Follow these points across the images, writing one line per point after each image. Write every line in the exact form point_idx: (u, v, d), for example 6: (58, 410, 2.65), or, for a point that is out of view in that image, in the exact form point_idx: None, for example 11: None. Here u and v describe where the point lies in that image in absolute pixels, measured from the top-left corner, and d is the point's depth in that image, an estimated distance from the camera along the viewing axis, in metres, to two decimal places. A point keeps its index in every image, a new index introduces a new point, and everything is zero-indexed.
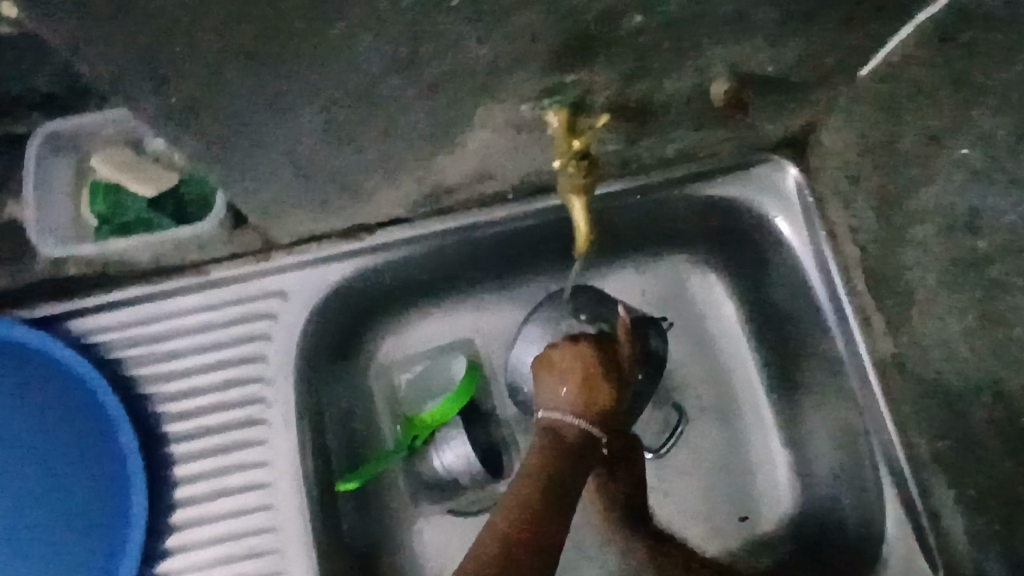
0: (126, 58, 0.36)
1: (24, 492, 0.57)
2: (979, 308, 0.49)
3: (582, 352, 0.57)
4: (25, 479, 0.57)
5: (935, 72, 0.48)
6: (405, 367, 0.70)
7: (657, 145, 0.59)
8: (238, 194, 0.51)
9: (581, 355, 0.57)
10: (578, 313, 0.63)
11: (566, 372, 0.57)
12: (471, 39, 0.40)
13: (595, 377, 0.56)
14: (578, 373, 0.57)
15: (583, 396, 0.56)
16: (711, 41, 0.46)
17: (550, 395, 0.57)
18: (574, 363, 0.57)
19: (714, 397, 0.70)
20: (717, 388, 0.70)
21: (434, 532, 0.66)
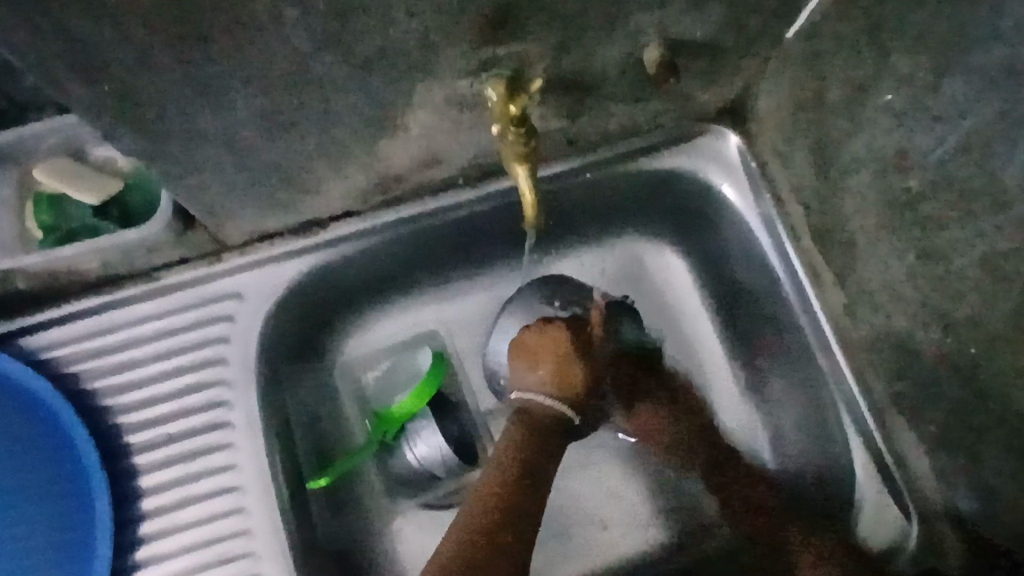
0: (49, 55, 0.36)
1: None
2: (917, 246, 0.50)
3: (552, 337, 0.56)
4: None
5: (852, 24, 0.50)
6: (370, 367, 0.70)
7: (600, 119, 0.60)
8: (182, 194, 0.51)
9: (553, 339, 0.56)
10: (551, 299, 0.64)
11: (539, 354, 0.56)
12: (399, 12, 0.40)
13: (568, 361, 0.55)
14: (550, 356, 0.56)
15: (554, 383, 0.56)
16: (636, 7, 0.47)
17: (526, 383, 0.56)
18: (546, 348, 0.56)
19: (683, 369, 0.71)
20: (685, 359, 0.71)
21: (413, 529, 0.66)
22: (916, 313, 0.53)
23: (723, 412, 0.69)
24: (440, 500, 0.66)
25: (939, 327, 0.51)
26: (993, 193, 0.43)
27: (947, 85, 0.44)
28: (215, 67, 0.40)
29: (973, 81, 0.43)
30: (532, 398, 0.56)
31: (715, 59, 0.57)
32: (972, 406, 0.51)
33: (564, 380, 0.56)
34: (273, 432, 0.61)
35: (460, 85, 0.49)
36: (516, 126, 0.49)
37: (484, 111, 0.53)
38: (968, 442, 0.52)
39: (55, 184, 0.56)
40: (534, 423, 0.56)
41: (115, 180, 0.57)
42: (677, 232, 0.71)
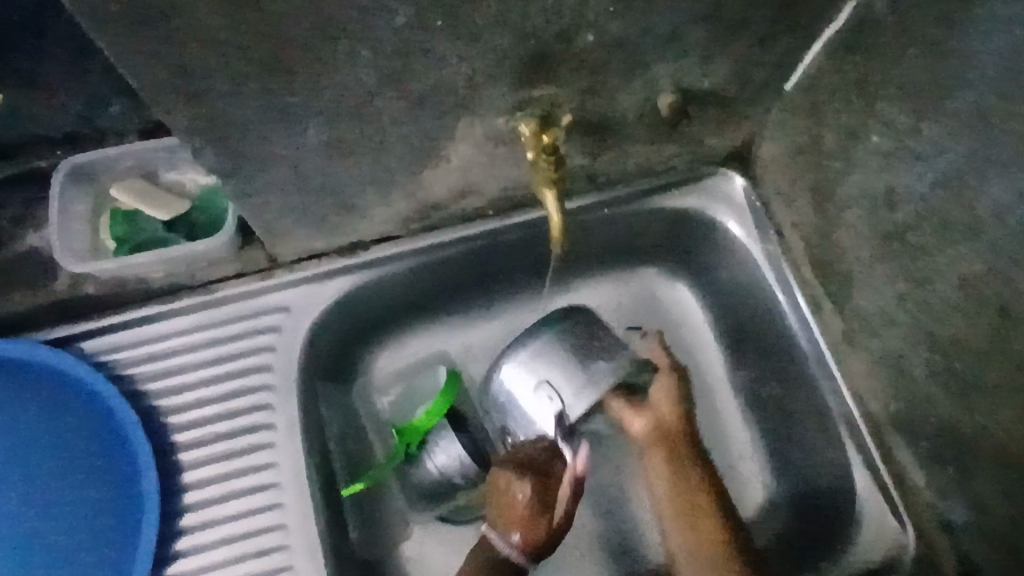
0: (163, 82, 0.43)
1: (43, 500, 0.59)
2: (905, 273, 0.56)
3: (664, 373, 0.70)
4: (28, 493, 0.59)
5: (843, 77, 0.57)
6: (390, 387, 0.75)
7: (618, 159, 0.67)
8: (248, 212, 0.58)
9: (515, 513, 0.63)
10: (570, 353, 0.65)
11: (510, 501, 0.64)
12: (453, 55, 0.48)
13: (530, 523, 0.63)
14: (517, 521, 0.63)
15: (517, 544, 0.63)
16: (653, 60, 0.54)
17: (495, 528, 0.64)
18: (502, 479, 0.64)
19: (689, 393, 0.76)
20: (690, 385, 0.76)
21: (432, 539, 0.70)
22: (908, 335, 0.58)
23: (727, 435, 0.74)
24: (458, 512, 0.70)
25: (929, 347, 0.56)
26: (970, 224, 0.49)
27: (925, 128, 0.51)
28: (295, 97, 0.47)
29: (947, 124, 0.49)
30: (496, 541, 0.63)
31: (722, 108, 0.64)
32: (962, 420, 0.55)
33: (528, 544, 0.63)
34: (310, 437, 0.66)
35: (498, 122, 0.56)
36: (548, 154, 0.56)
37: (516, 146, 0.60)
38: (960, 455, 0.56)
39: (131, 199, 0.62)
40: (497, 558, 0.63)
41: (185, 202, 0.63)
42: (687, 266, 0.77)
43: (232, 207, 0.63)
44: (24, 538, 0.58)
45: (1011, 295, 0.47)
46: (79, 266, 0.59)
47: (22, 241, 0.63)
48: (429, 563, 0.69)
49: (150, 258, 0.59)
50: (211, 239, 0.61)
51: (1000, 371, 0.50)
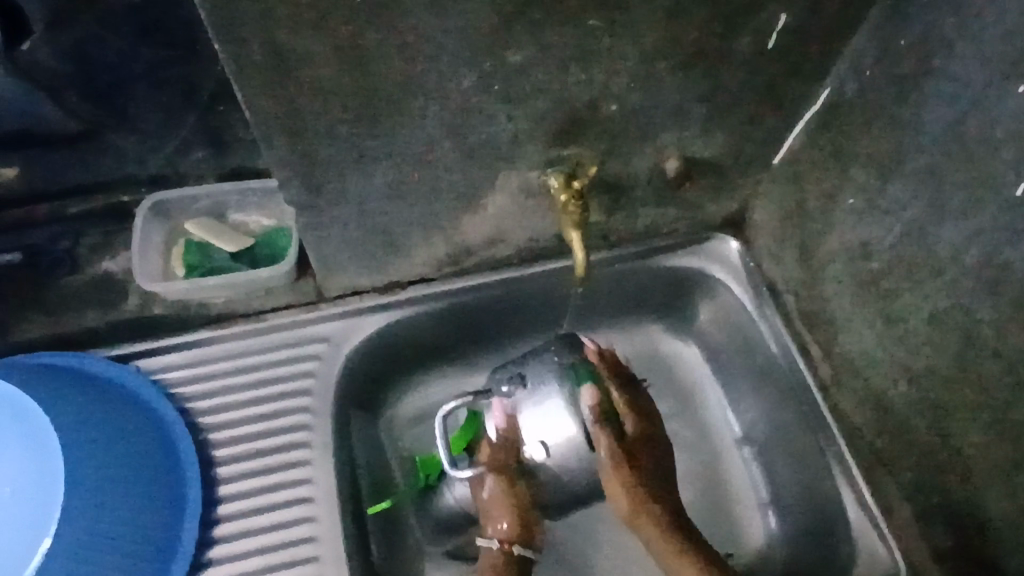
0: (274, 120, 0.52)
1: (107, 485, 0.59)
2: (883, 315, 0.65)
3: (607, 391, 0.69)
4: (85, 483, 0.58)
5: (821, 150, 0.68)
6: (411, 424, 0.79)
7: (628, 220, 0.76)
8: (311, 243, 0.66)
9: (506, 504, 0.68)
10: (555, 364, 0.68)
11: (497, 502, 0.68)
12: (503, 114, 0.58)
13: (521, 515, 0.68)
14: (510, 513, 0.68)
15: (513, 532, 0.68)
16: (664, 130, 0.65)
17: (493, 525, 0.69)
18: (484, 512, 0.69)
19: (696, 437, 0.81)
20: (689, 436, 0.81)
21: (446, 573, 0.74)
22: (889, 371, 0.66)
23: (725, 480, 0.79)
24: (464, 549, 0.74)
25: (907, 380, 0.64)
26: (934, 265, 0.59)
27: (892, 188, 0.61)
28: (372, 142, 0.56)
29: (909, 184, 0.59)
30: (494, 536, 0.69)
31: (720, 177, 0.74)
32: (942, 447, 0.62)
33: (522, 529, 0.69)
34: (342, 460, 0.70)
35: (531, 175, 0.65)
36: (576, 200, 0.66)
37: (544, 199, 0.69)
38: (942, 482, 0.63)
39: (203, 235, 0.74)
40: (505, 556, 0.68)
41: (249, 239, 0.74)
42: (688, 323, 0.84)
43: (291, 244, 0.74)
44: (82, 527, 0.57)
45: (971, 324, 0.56)
46: (153, 286, 0.70)
47: (101, 265, 0.72)
48: None
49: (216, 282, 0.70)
50: (273, 268, 0.71)
51: (970, 393, 0.58)
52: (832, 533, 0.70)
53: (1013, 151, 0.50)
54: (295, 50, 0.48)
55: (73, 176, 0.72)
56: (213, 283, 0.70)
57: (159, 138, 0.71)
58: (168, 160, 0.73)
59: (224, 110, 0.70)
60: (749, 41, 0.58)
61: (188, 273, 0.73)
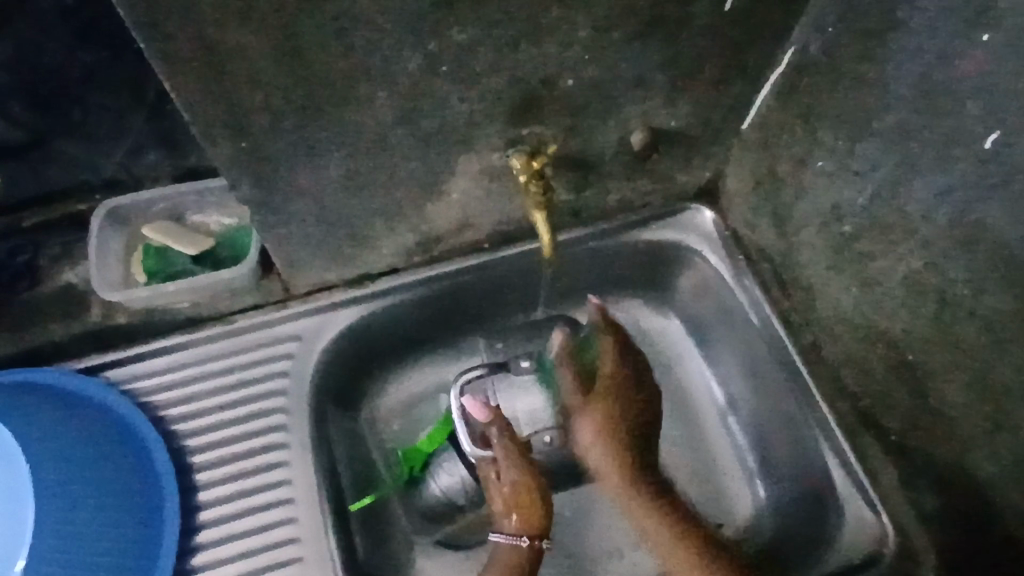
0: (216, 118, 0.51)
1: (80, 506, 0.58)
2: (859, 278, 0.64)
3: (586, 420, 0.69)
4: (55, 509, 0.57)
5: (789, 111, 0.66)
6: (393, 417, 0.78)
7: (599, 195, 0.74)
8: (273, 240, 0.64)
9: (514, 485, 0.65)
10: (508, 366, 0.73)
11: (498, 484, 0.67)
12: (455, 96, 0.56)
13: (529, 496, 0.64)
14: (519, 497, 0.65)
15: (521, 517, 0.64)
16: (625, 103, 0.63)
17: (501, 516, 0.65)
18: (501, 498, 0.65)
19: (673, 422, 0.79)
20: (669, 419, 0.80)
21: (438, 566, 0.72)
22: (868, 334, 0.65)
23: (692, 463, 0.78)
24: (454, 539, 0.73)
25: (886, 343, 0.63)
26: (908, 225, 0.57)
27: (862, 148, 0.59)
28: (323, 133, 0.55)
29: (878, 143, 0.58)
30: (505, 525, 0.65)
31: (689, 146, 0.72)
32: (923, 407, 0.61)
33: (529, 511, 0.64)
34: (321, 458, 0.69)
35: (492, 157, 0.63)
36: (537, 180, 0.64)
37: (509, 181, 0.68)
38: (925, 443, 0.62)
39: (163, 239, 0.72)
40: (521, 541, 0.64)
41: (210, 241, 0.72)
42: (668, 296, 0.82)
43: (253, 241, 0.72)
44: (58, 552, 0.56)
45: (946, 283, 0.55)
46: (113, 295, 0.68)
47: (61, 277, 0.71)
48: None
49: (178, 287, 0.68)
50: (236, 268, 0.70)
51: (949, 352, 0.57)
52: (823, 501, 0.69)
53: (980, 104, 0.49)
54: (226, 42, 0.46)
55: (25, 187, 0.70)
56: (175, 288, 0.69)
57: (110, 142, 0.69)
58: (121, 164, 0.71)
59: (173, 109, 0.68)
60: (705, 6, 0.56)
61: (149, 280, 0.71)
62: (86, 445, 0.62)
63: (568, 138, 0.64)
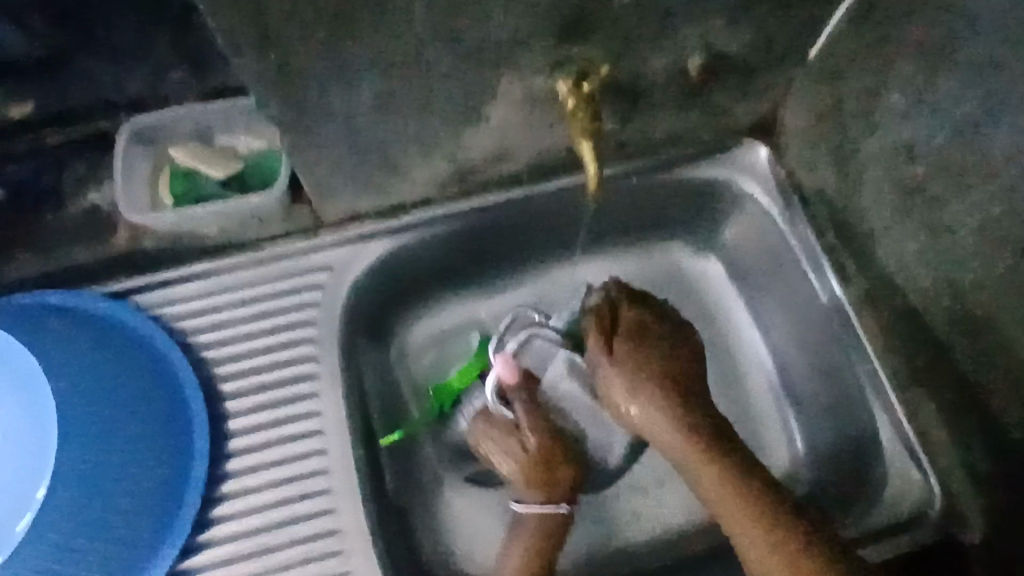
0: (242, 29, 0.47)
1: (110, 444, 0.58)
2: (928, 225, 0.59)
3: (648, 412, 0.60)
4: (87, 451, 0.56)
5: (864, 38, 0.60)
6: (421, 353, 0.76)
7: (647, 127, 0.69)
8: (303, 165, 0.61)
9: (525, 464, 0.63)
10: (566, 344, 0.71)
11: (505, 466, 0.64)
12: (498, 10, 0.51)
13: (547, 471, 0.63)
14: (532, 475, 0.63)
15: (541, 494, 0.62)
16: (683, 23, 0.58)
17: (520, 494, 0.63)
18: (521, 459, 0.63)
19: (714, 384, 0.75)
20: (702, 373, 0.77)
21: (467, 503, 0.71)
22: (931, 286, 0.61)
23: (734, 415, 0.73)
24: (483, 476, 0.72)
25: (950, 296, 0.59)
26: (989, 167, 0.52)
27: (944, 80, 0.54)
28: (355, 49, 0.51)
29: (965, 74, 0.52)
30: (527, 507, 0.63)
31: (749, 75, 0.66)
32: (984, 365, 0.58)
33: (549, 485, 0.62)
34: (351, 390, 0.68)
35: (536, 81, 0.59)
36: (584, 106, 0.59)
37: (551, 108, 0.63)
38: (983, 401, 0.59)
39: (189, 160, 0.70)
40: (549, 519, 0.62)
41: (238, 163, 0.70)
42: (713, 238, 0.78)
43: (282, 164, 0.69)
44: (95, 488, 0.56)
45: None
46: (140, 217, 0.67)
47: (87, 198, 0.69)
48: (463, 529, 0.71)
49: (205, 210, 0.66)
50: (265, 194, 0.67)
51: (1023, 308, 0.53)
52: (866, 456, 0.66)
53: None
54: None
55: (48, 104, 0.67)
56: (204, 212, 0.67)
57: (133, 56, 0.66)
58: (146, 80, 0.68)
59: (198, 22, 0.64)
60: None
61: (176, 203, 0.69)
62: (113, 372, 0.60)
63: (618, 63, 0.60)
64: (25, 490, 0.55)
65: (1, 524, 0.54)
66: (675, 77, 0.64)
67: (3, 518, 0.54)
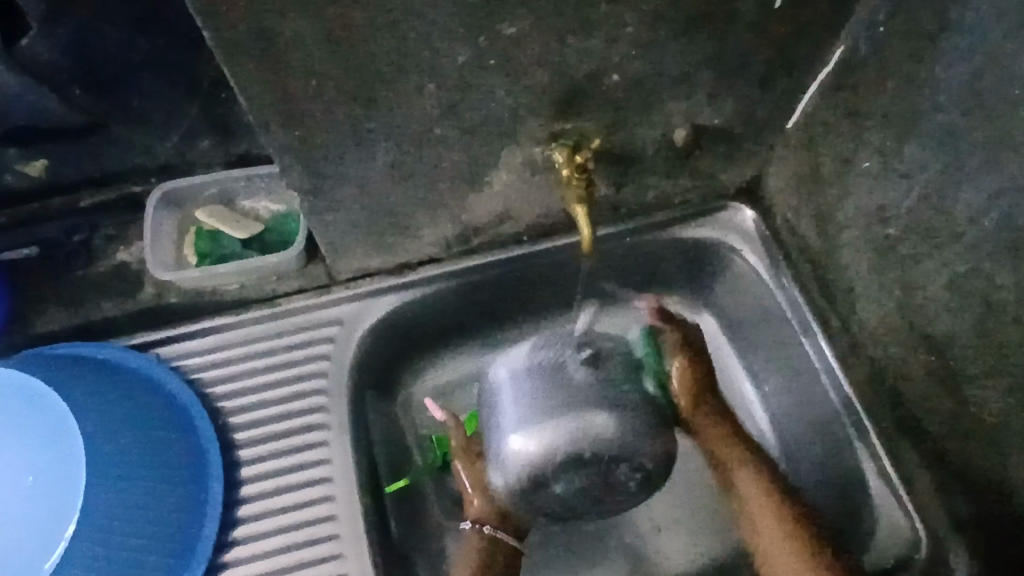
0: (272, 107, 0.53)
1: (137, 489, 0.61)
2: (902, 282, 0.63)
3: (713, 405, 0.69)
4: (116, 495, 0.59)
5: (835, 112, 0.65)
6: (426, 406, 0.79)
7: (638, 191, 0.74)
8: (319, 227, 0.66)
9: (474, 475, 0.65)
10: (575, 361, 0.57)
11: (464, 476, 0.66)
12: (501, 89, 0.57)
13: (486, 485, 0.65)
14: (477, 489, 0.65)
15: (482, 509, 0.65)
16: (669, 100, 0.63)
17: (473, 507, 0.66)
18: (477, 478, 0.65)
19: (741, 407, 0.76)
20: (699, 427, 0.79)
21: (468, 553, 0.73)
22: (910, 338, 0.64)
23: None
24: None
25: (926, 348, 0.63)
26: (953, 228, 0.57)
27: (908, 150, 0.59)
28: (371, 124, 0.56)
29: (926, 145, 0.57)
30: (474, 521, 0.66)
31: (732, 144, 0.72)
32: (961, 414, 0.61)
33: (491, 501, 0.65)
34: (358, 439, 0.71)
35: (535, 151, 0.64)
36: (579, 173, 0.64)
37: (549, 174, 0.68)
38: (961, 450, 0.62)
39: (214, 223, 0.75)
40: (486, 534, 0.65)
41: (259, 226, 0.75)
42: (704, 294, 0.82)
43: (302, 226, 0.74)
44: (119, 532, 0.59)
45: (991, 288, 0.55)
46: (166, 274, 0.71)
47: (116, 257, 0.73)
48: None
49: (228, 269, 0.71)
50: (285, 254, 0.72)
51: (992, 359, 0.56)
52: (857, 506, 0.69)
53: None
54: (284, 34, 0.48)
55: (85, 171, 0.73)
56: (227, 271, 0.71)
57: (166, 128, 0.72)
58: (176, 149, 0.74)
59: (228, 97, 0.70)
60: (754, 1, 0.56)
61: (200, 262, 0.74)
62: (138, 422, 0.64)
63: (610, 133, 0.65)
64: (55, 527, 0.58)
65: (31, 563, 0.57)
66: (664, 146, 0.69)
67: (35, 557, 0.57)
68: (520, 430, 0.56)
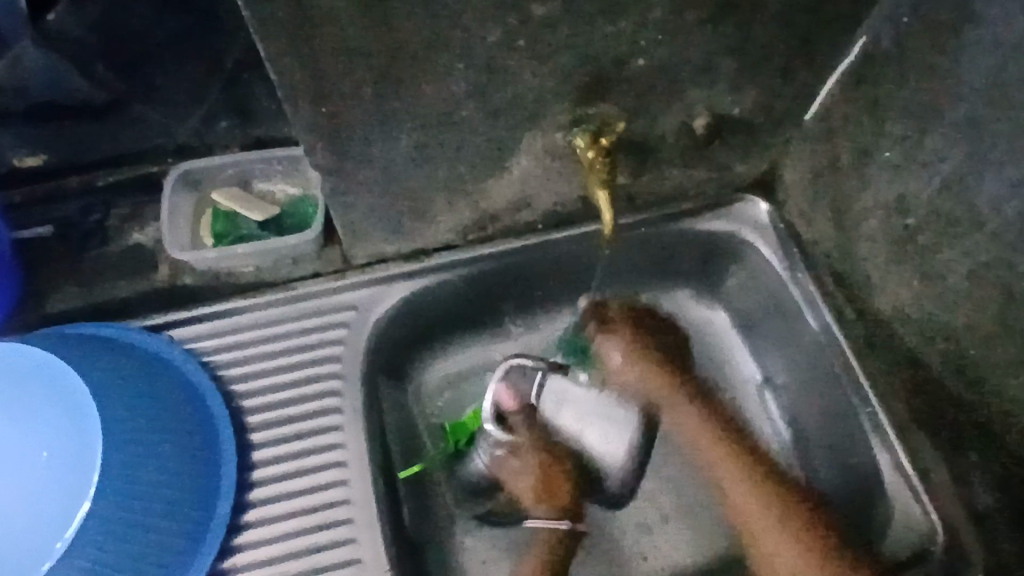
0: (301, 83, 0.52)
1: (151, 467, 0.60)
2: (922, 273, 0.63)
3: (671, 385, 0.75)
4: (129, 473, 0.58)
5: (856, 103, 0.66)
6: (439, 393, 0.79)
7: (655, 182, 0.74)
8: (339, 209, 0.66)
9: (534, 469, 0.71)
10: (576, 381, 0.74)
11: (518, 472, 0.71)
12: (529, 71, 0.57)
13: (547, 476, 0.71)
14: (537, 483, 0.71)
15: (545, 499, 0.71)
16: (692, 87, 0.63)
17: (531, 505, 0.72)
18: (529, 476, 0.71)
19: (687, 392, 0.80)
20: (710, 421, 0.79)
21: (479, 541, 0.73)
22: (928, 329, 0.64)
23: None
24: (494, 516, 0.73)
25: (945, 338, 0.63)
26: (976, 218, 0.57)
27: (931, 139, 0.59)
28: (398, 103, 0.56)
29: (950, 134, 0.58)
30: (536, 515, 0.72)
31: (750, 135, 0.72)
32: (980, 404, 0.61)
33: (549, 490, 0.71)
34: (372, 424, 0.71)
35: (557, 137, 0.64)
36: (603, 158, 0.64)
37: (569, 161, 0.68)
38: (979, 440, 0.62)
39: (230, 204, 0.74)
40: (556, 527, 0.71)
41: (276, 208, 0.74)
42: (717, 287, 0.82)
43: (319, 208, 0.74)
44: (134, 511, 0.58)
45: (1014, 277, 0.55)
46: (183, 254, 0.71)
47: (129, 238, 0.73)
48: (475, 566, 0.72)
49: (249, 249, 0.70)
50: (304, 235, 0.72)
51: (1013, 348, 0.57)
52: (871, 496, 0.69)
53: None
54: (319, 6, 0.47)
55: (100, 150, 0.72)
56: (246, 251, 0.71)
57: (183, 108, 0.71)
58: (192, 131, 0.73)
59: (248, 78, 0.70)
60: None
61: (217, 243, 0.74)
62: (151, 402, 0.63)
63: (631, 120, 0.65)
64: (70, 502, 0.57)
65: (45, 538, 0.56)
66: (684, 135, 0.69)
67: (50, 531, 0.56)
68: (603, 448, 0.71)
